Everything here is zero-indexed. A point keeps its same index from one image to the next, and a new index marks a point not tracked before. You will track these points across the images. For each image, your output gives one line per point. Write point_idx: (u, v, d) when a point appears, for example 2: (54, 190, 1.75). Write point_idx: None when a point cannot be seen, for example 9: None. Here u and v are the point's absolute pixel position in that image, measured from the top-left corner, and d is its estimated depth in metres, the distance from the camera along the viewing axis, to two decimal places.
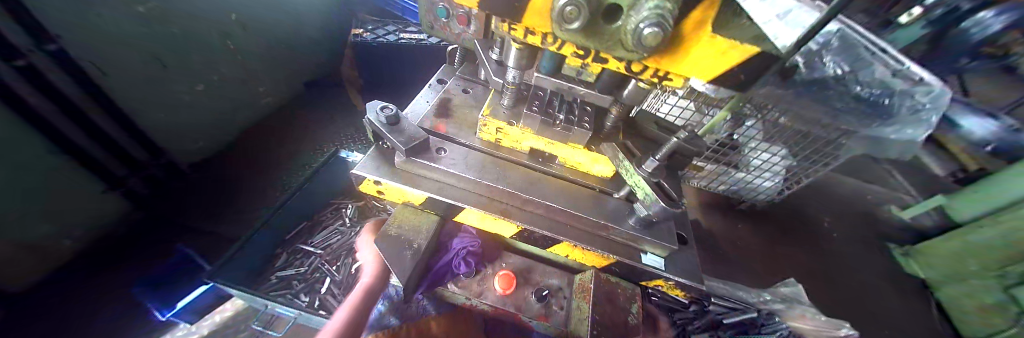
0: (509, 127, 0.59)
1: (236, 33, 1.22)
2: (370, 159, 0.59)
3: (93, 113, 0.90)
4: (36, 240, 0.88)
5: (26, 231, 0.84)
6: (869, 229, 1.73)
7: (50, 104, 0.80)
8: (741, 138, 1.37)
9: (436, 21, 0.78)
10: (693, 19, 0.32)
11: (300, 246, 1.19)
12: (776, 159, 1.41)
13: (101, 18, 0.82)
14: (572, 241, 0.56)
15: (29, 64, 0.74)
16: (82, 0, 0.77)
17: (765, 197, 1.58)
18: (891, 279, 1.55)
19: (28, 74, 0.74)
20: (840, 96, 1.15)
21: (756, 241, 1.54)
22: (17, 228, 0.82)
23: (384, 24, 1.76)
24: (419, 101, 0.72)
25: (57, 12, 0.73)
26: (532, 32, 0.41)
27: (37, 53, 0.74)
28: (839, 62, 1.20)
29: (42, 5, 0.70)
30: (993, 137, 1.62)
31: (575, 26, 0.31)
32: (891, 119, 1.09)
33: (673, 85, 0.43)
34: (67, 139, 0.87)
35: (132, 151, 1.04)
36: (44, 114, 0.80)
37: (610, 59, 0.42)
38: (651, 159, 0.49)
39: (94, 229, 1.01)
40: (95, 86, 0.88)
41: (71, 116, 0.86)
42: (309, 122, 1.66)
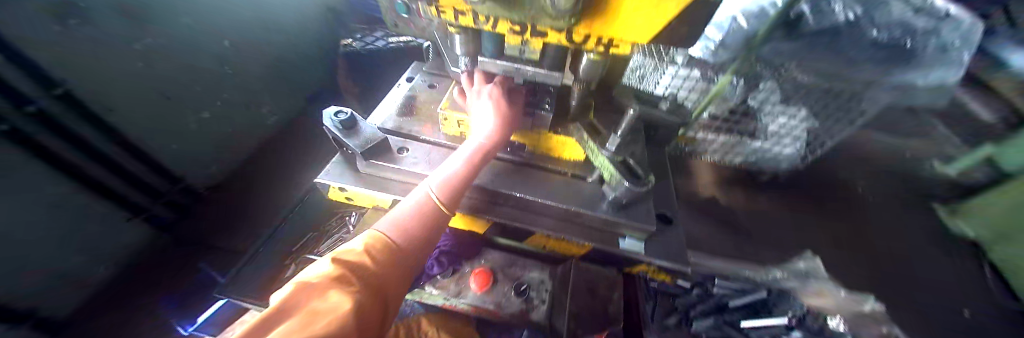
0: (468, 118, 0.56)
1: (231, 57, 1.27)
2: (336, 165, 0.59)
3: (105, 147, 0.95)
4: (70, 269, 0.93)
5: (59, 261, 0.91)
6: (908, 189, 1.58)
7: (65, 144, 0.86)
8: (755, 103, 1.11)
9: (399, 18, 0.76)
10: None
11: (307, 256, 1.19)
12: (796, 122, 1.14)
13: (101, 57, 0.87)
14: (546, 231, 0.54)
15: (40, 110, 0.79)
16: (82, 43, 0.82)
17: (787, 164, 1.37)
18: (938, 242, 1.41)
19: (39, 120, 0.80)
20: (857, 45, 1.06)
21: (779, 214, 1.43)
22: (49, 259, 0.88)
23: (371, 31, 1.81)
24: (386, 103, 0.70)
25: (59, 55, 0.79)
26: (462, 12, 0.39)
27: (46, 98, 0.79)
28: (851, 5, 1.07)
29: (34, 45, 0.74)
30: None
31: None
32: (914, 64, 1.03)
33: (622, 53, 0.40)
34: (83, 171, 0.91)
35: (150, 180, 1.09)
36: (65, 158, 0.87)
37: (549, 31, 0.38)
38: (613, 137, 0.45)
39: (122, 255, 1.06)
40: (100, 120, 0.91)
41: (82, 151, 0.90)
42: (312, 136, 1.69)
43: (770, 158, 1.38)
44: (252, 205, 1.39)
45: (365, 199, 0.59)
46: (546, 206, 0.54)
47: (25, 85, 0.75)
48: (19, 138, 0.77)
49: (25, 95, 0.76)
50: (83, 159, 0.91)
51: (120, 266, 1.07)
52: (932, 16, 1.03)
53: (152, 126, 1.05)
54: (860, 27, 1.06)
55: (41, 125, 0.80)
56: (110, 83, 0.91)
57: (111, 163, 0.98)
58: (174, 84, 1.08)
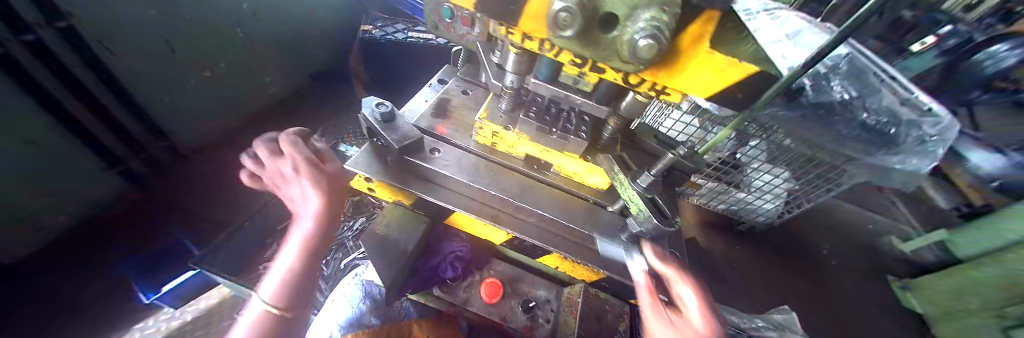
0: (505, 132, 0.58)
1: (246, 21, 1.23)
2: (364, 154, 0.59)
3: (95, 89, 0.88)
4: (32, 213, 0.84)
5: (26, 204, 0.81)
6: (869, 258, 1.69)
7: (60, 82, 0.80)
8: (743, 158, 1.34)
9: (442, 22, 0.78)
10: (691, 35, 0.31)
11: (291, 237, 1.15)
12: (778, 182, 1.39)
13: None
14: (562, 252, 0.55)
15: (39, 40, 0.72)
16: None
17: (763, 219, 1.56)
18: (889, 312, 1.51)
19: (36, 50, 0.72)
20: (845, 122, 1.12)
21: (753, 263, 1.53)
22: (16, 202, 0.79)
23: (394, 22, 1.78)
24: (417, 100, 0.71)
25: None
26: (530, 38, 0.41)
27: (47, 30, 0.73)
28: (847, 86, 1.17)
29: None
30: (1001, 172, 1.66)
31: (569, 33, 0.30)
32: (895, 149, 1.07)
33: (671, 100, 0.43)
34: (71, 113, 0.85)
35: (135, 132, 1.03)
36: (53, 93, 0.80)
37: (608, 69, 0.41)
38: (647, 174, 0.49)
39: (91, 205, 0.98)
40: (100, 62, 0.86)
41: (74, 90, 0.84)
42: (315, 117, 1.68)
43: (750, 210, 1.56)
44: (237, 176, 1.33)
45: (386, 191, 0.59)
46: (564, 226, 0.57)
47: (29, 12, 0.68)
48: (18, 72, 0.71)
49: (24, 23, 0.68)
50: (72, 96, 0.84)
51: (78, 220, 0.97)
52: (917, 109, 1.11)
53: (151, 76, 1.00)
54: (852, 107, 1.13)
55: (38, 59, 0.74)
56: (120, 24, 0.86)
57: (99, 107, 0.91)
58: (184, 37, 1.04)
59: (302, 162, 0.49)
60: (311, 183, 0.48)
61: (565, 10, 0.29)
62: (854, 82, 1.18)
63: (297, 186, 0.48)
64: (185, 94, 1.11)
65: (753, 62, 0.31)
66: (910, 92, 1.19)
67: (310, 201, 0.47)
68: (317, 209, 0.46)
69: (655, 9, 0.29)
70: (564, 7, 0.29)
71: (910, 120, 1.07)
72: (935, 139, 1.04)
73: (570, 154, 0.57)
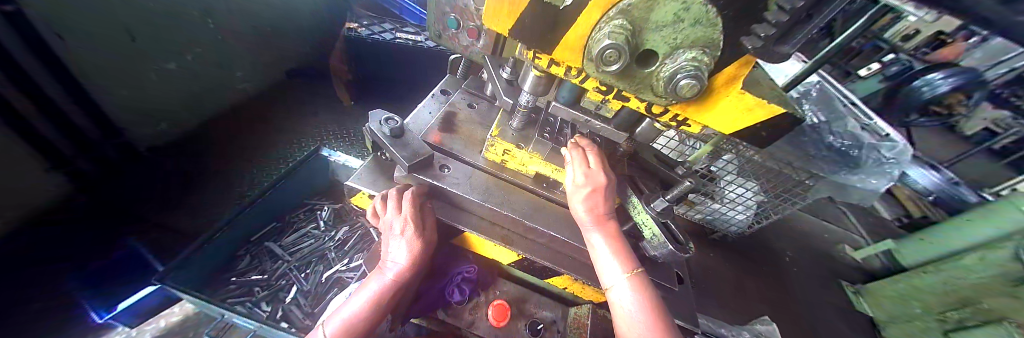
0: (517, 150, 0.57)
1: (219, 12, 1.13)
2: (366, 170, 0.56)
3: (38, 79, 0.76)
4: None
5: None
6: (827, 265, 1.84)
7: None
8: (719, 171, 1.36)
9: (445, 31, 0.75)
10: (727, 74, 0.32)
11: (268, 248, 1.10)
12: (749, 194, 1.41)
13: None
14: (572, 274, 0.55)
15: None
16: None
17: (735, 229, 1.64)
18: (844, 315, 1.64)
19: None
20: (814, 144, 1.24)
21: (725, 270, 1.61)
22: None
23: (381, 21, 1.71)
24: (421, 112, 0.68)
25: None
26: (558, 63, 0.40)
27: None
28: (816, 111, 1.29)
29: None
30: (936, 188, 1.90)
31: (613, 68, 0.31)
32: (858, 168, 1.18)
33: (689, 131, 0.44)
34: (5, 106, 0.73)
35: (87, 130, 0.92)
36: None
37: (632, 98, 0.41)
38: (661, 199, 0.49)
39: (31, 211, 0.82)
40: (47, 50, 0.75)
41: (13, 80, 0.73)
42: (292, 117, 1.58)
43: (723, 220, 1.64)
44: (204, 179, 1.22)
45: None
46: (575, 247, 0.56)
47: None
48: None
49: None
50: (9, 87, 0.73)
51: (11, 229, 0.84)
52: (876, 133, 1.24)
53: (108, 68, 0.89)
54: (820, 130, 1.26)
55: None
56: (79, 10, 0.76)
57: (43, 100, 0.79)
58: (149, 27, 0.93)
59: (409, 205, 0.49)
60: (411, 233, 0.48)
61: (612, 47, 0.29)
62: (822, 107, 1.31)
63: (393, 222, 0.48)
64: (145, 88, 1.00)
65: (777, 105, 0.33)
66: (869, 118, 1.32)
67: (401, 242, 0.48)
68: (407, 256, 0.48)
69: (697, 51, 0.30)
70: (612, 45, 0.29)
71: (870, 143, 1.20)
72: (890, 161, 1.17)
73: None
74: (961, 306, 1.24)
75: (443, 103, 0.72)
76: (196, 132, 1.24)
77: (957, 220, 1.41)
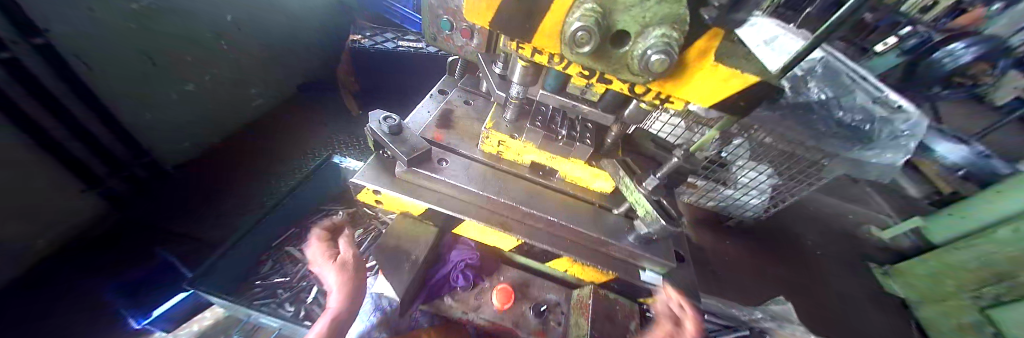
0: (511, 140, 0.60)
1: (230, 33, 1.21)
2: (370, 167, 0.59)
3: (72, 106, 0.83)
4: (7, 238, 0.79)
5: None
6: (850, 247, 1.77)
7: (34, 100, 0.76)
8: (730, 156, 1.37)
9: (439, 33, 0.79)
10: (699, 47, 0.33)
11: (288, 252, 1.13)
12: (763, 178, 1.42)
13: (93, 12, 0.79)
14: (572, 256, 0.57)
15: (14, 59, 0.70)
16: None
17: (750, 214, 1.60)
18: (873, 297, 1.58)
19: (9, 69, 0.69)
20: (823, 121, 1.17)
21: (741, 256, 1.58)
22: None
23: (383, 31, 1.76)
24: (420, 111, 0.72)
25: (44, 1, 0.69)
26: (540, 52, 0.42)
27: (21, 46, 0.70)
28: (824, 88, 1.25)
29: None
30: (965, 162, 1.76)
31: (585, 50, 0.32)
32: (873, 143, 1.13)
33: (673, 108, 0.45)
34: (43, 132, 0.80)
35: (116, 151, 0.99)
36: (25, 111, 0.75)
37: (614, 80, 0.43)
38: (652, 177, 0.51)
39: (67, 226, 0.93)
40: (80, 80, 0.82)
41: (49, 106, 0.79)
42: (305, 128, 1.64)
43: (737, 207, 1.60)
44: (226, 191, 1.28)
45: (394, 204, 0.59)
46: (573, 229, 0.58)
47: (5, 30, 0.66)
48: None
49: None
50: (45, 114, 0.79)
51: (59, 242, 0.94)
52: (887, 106, 1.21)
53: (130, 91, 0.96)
54: (828, 106, 1.21)
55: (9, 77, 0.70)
56: (100, 39, 0.83)
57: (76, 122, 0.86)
58: (165, 51, 1.00)
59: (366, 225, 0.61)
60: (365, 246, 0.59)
61: (583, 29, 0.30)
62: (827, 83, 1.27)
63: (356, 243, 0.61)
64: (167, 108, 1.07)
65: (751, 73, 0.33)
66: (880, 91, 1.28)
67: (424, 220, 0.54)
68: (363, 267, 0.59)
69: (665, 27, 0.31)
70: (582, 27, 0.30)
71: (882, 117, 1.15)
72: (906, 134, 1.13)
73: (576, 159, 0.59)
74: (996, 280, 1.18)
75: (441, 101, 0.75)
76: (218, 146, 1.34)
77: (987, 192, 1.34)
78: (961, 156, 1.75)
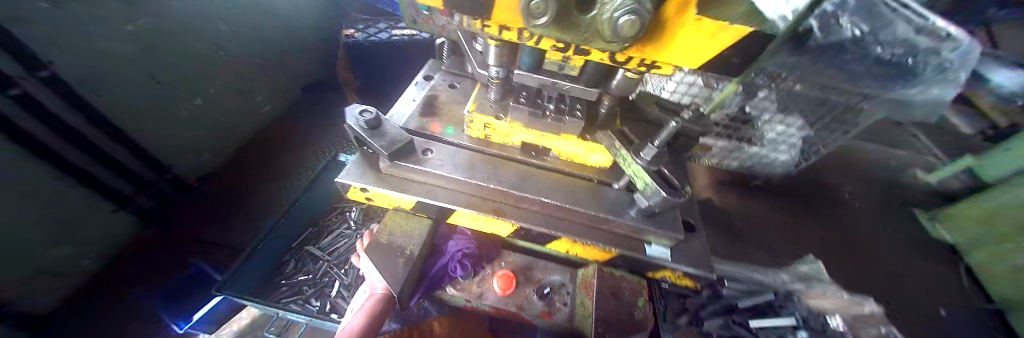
0: (497, 121, 0.56)
1: (227, 43, 1.19)
2: (355, 166, 0.58)
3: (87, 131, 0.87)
4: (53, 263, 0.88)
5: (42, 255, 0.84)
6: (894, 196, 1.62)
7: (52, 131, 0.80)
8: (753, 111, 1.19)
9: (419, 15, 0.72)
10: (672, 6, 0.27)
11: (309, 250, 1.20)
12: (793, 131, 1.26)
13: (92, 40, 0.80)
14: (572, 237, 0.54)
15: (25, 92, 0.73)
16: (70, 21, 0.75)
17: (782, 170, 1.49)
18: (918, 247, 1.46)
19: (21, 102, 0.72)
20: (858, 59, 1.07)
21: (772, 215, 1.48)
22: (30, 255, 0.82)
23: (375, 22, 1.68)
24: (405, 101, 0.68)
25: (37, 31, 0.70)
26: (507, 28, 0.37)
27: (30, 81, 0.73)
28: (858, 21, 1.03)
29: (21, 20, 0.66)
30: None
31: (542, 21, 0.28)
32: (916, 79, 1.02)
33: (663, 74, 0.39)
34: (66, 161, 0.85)
35: (139, 171, 1.04)
36: (42, 140, 0.78)
37: (592, 50, 0.37)
38: (650, 146, 0.46)
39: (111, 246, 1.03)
40: (90, 107, 0.85)
41: (62, 134, 0.82)
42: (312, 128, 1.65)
43: (766, 164, 1.46)
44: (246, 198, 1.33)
45: (382, 199, 0.58)
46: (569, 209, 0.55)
47: (13, 68, 0.69)
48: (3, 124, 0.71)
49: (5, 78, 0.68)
50: (65, 143, 0.84)
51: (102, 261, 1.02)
52: (935, 36, 1.01)
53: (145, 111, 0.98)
54: (864, 44, 1.03)
55: (18, 107, 0.72)
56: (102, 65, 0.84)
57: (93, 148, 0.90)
58: (168, 71, 1.01)
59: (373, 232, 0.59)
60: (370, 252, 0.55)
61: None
62: (863, 16, 1.03)
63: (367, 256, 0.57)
64: (176, 125, 1.09)
65: (742, 22, 0.27)
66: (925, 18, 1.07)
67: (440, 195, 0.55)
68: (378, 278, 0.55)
69: None
70: None
71: (928, 47, 0.99)
72: (956, 65, 0.96)
73: (567, 135, 0.55)
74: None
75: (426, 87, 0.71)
76: (238, 154, 1.38)
77: None
78: (1020, 82, 1.51)
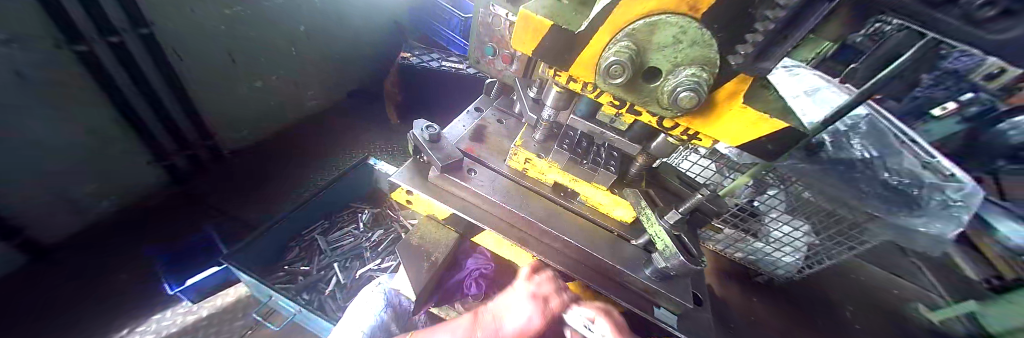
0: (538, 159, 0.63)
1: (300, 41, 1.38)
2: (405, 171, 0.64)
3: (154, 76, 0.99)
4: (76, 196, 0.98)
5: (72, 184, 0.95)
6: (856, 295, 1.46)
7: (122, 69, 0.92)
8: (762, 206, 1.14)
9: (483, 58, 0.83)
10: (729, 88, 0.36)
11: (315, 239, 1.25)
12: (798, 234, 1.17)
13: None
14: (588, 282, 0.59)
15: (123, 43, 0.89)
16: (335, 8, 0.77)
17: (782, 272, 1.31)
18: None
19: (114, 49, 0.88)
20: (868, 180, 1.12)
21: (774, 314, 1.31)
22: (68, 180, 0.94)
23: (429, 51, 1.83)
24: (456, 125, 0.78)
25: None
26: (575, 80, 0.45)
27: (130, 34, 0.89)
28: (867, 145, 1.20)
29: None
30: None
31: (618, 80, 0.36)
32: (921, 210, 1.05)
33: (701, 145, 0.47)
34: (129, 104, 0.98)
35: (162, 140, 1.12)
36: (119, 84, 0.93)
37: (644, 113, 0.45)
38: (675, 211, 0.54)
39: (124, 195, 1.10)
40: (170, 70, 1.02)
41: (119, 52, 0.89)
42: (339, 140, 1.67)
43: (768, 261, 1.31)
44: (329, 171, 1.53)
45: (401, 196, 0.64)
46: (573, 215, 0.65)
47: (116, 16, 0.84)
48: (94, 66, 0.86)
49: (111, 26, 0.84)
50: (129, 83, 0.95)
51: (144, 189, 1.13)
52: (939, 172, 1.11)
53: (203, 76, 1.11)
54: (874, 166, 1.14)
55: (114, 56, 0.89)
56: None
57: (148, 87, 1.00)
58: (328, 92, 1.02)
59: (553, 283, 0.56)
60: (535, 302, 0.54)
61: (617, 63, 0.34)
62: (874, 143, 1.20)
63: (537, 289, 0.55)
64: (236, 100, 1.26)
65: (781, 120, 0.36)
66: (933, 156, 1.19)
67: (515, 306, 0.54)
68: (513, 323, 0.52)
69: (696, 68, 0.34)
70: (616, 61, 0.34)
71: (933, 182, 1.07)
72: (959, 203, 1.01)
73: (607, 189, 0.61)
74: None
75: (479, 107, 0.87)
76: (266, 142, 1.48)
77: None
78: None
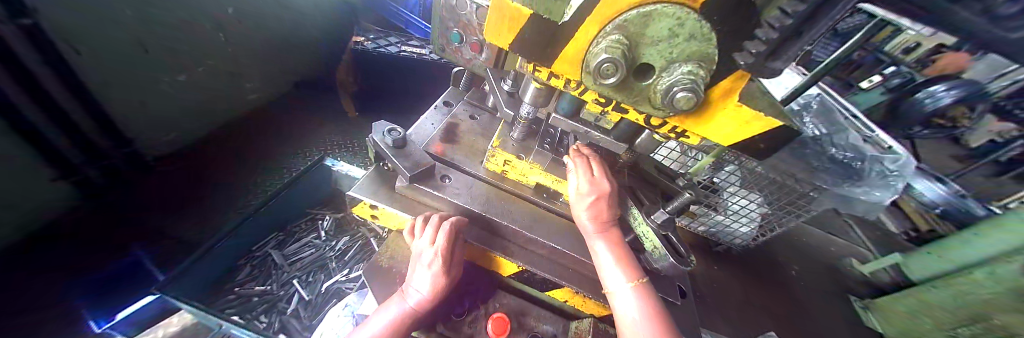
0: (518, 160, 0.58)
1: (231, 25, 1.16)
2: (368, 181, 0.58)
3: (48, 83, 0.77)
4: None
5: None
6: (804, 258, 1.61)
7: (12, 79, 0.70)
8: (722, 182, 1.20)
9: (449, 45, 0.75)
10: (725, 85, 0.33)
11: (270, 254, 1.13)
12: (753, 206, 1.25)
13: None
14: (573, 286, 0.57)
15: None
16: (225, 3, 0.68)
17: (740, 241, 1.42)
18: None
19: None
20: (818, 155, 1.20)
21: (736, 282, 1.39)
22: None
23: (387, 35, 1.70)
24: (425, 124, 0.71)
25: None
26: (557, 76, 0.40)
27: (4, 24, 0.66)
28: (817, 124, 1.29)
29: None
30: (941, 202, 1.64)
31: (611, 81, 0.31)
32: (860, 181, 1.14)
33: (688, 143, 0.44)
34: (19, 113, 0.74)
35: (65, 151, 0.86)
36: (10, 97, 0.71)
37: (631, 111, 0.42)
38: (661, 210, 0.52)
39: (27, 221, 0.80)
40: (66, 67, 0.78)
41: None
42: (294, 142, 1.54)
43: (727, 233, 1.41)
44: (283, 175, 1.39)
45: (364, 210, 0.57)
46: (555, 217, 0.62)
47: None
48: None
49: None
50: (20, 91, 0.72)
51: (52, 213, 0.85)
52: (878, 146, 1.23)
53: (119, 76, 0.90)
54: (822, 142, 1.23)
55: None
56: None
57: (43, 95, 0.77)
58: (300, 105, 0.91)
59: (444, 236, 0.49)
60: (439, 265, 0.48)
61: (610, 61, 0.30)
62: (822, 121, 1.30)
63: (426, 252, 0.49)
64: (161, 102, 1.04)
65: (774, 118, 0.33)
66: (872, 131, 1.31)
67: (426, 271, 0.49)
68: (430, 287, 0.48)
69: (693, 64, 0.31)
70: (608, 59, 0.30)
71: (874, 155, 1.17)
72: (895, 173, 1.14)
73: None
74: None
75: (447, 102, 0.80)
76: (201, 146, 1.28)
77: (965, 234, 1.24)
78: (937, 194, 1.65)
